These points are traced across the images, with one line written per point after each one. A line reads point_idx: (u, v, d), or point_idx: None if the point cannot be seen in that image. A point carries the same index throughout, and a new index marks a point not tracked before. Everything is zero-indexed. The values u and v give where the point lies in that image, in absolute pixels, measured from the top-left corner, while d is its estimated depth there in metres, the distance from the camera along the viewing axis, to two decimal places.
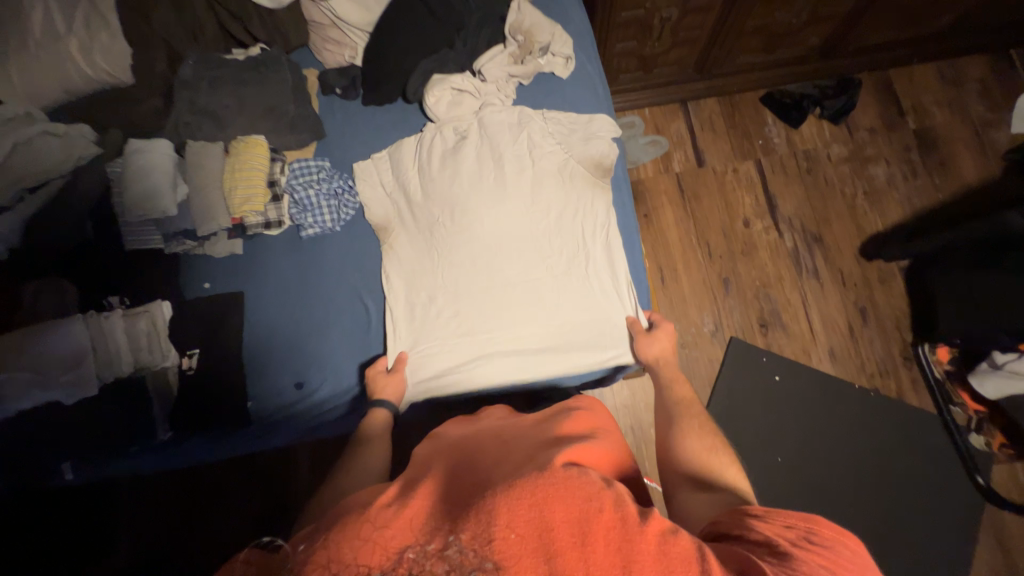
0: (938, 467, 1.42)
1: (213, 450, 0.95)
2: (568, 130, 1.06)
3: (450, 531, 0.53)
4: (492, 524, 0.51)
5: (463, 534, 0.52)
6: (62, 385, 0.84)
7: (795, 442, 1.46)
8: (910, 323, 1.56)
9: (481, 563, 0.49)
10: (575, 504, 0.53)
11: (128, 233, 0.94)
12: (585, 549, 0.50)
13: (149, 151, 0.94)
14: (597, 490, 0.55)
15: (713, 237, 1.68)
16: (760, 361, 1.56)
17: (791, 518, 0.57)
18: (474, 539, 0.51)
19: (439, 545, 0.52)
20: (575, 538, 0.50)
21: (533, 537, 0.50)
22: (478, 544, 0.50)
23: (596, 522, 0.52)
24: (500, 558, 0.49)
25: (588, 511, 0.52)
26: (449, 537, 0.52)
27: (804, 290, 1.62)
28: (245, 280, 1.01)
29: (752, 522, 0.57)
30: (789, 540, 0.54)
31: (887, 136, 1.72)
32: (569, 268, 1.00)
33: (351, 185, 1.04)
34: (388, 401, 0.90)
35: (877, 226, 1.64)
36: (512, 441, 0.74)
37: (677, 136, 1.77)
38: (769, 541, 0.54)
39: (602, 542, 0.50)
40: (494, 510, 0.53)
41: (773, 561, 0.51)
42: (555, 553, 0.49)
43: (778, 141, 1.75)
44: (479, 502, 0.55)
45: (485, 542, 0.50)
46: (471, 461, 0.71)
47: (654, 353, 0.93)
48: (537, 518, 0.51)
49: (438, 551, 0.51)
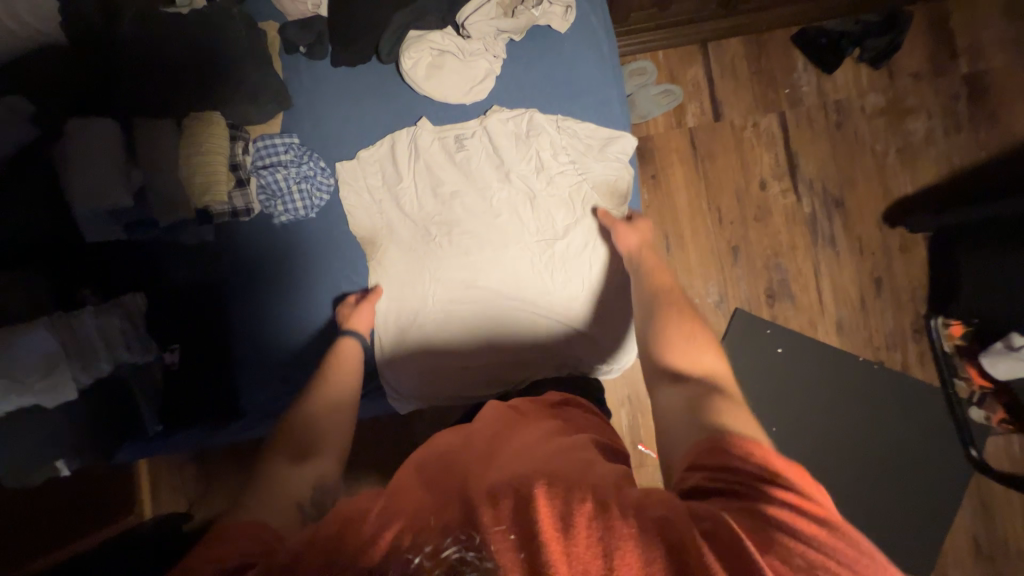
0: (933, 439, 1.42)
1: (205, 438, 0.96)
2: (585, 149, 0.94)
3: (451, 519, 0.48)
4: (479, 516, 0.47)
5: (456, 527, 0.47)
6: (38, 390, 0.79)
7: (792, 413, 1.46)
8: (926, 294, 1.49)
9: (483, 561, 0.44)
10: (558, 494, 0.48)
11: (87, 226, 0.87)
12: (568, 544, 0.44)
13: (85, 133, 0.84)
14: (586, 481, 0.50)
15: (725, 201, 1.56)
16: (764, 333, 1.51)
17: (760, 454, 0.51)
18: (473, 541, 0.45)
19: (437, 546, 0.46)
20: (558, 527, 0.45)
21: (514, 535, 0.45)
22: (467, 543, 0.45)
23: (579, 512, 0.46)
24: (502, 559, 0.44)
25: (571, 502, 0.47)
26: (444, 538, 0.46)
27: (817, 258, 1.53)
28: (219, 272, 0.95)
29: (716, 462, 0.52)
30: (759, 481, 0.49)
31: (933, 83, 1.52)
32: (576, 303, 0.93)
33: (323, 167, 0.94)
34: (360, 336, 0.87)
35: (906, 189, 1.51)
36: (512, 431, 0.67)
37: (693, 84, 1.58)
38: (736, 486, 0.49)
39: (583, 532, 0.45)
40: (477, 507, 0.48)
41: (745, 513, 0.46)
42: (539, 545, 0.44)
43: (807, 89, 1.56)
44: (468, 497, 0.50)
45: (477, 543, 0.45)
46: (469, 447, 0.63)
47: (631, 241, 0.89)
48: (515, 505, 0.47)
49: (434, 555, 0.45)
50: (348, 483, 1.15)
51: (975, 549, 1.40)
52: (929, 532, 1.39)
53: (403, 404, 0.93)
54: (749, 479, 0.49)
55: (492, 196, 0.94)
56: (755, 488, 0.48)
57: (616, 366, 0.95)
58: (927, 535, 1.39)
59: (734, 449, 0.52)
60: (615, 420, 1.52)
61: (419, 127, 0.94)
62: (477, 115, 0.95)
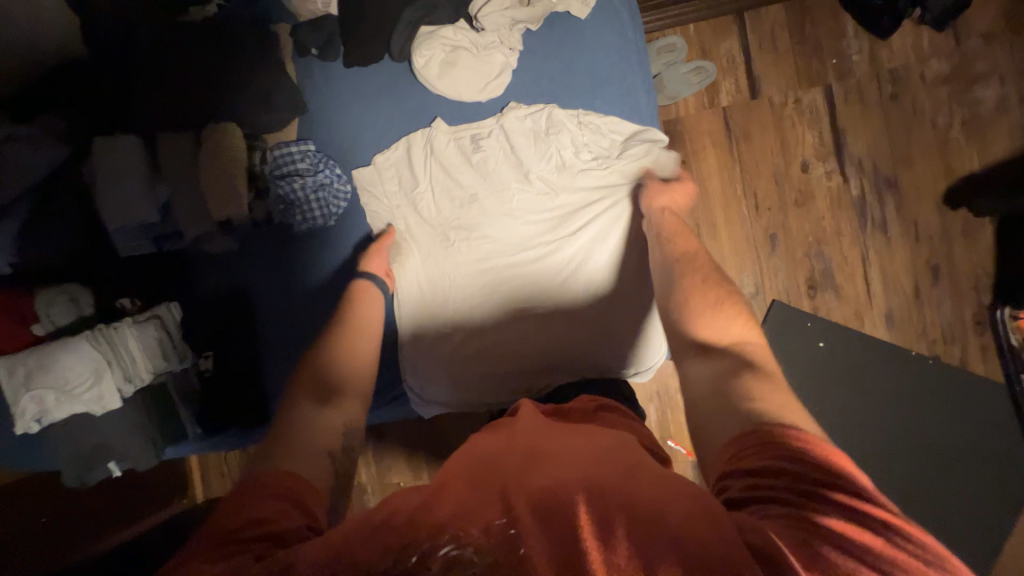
0: (994, 440, 1.31)
1: (243, 440, 0.98)
2: (610, 145, 0.89)
3: (469, 512, 0.47)
4: (513, 506, 0.46)
5: (479, 521, 0.46)
6: (87, 399, 0.86)
7: (837, 411, 1.37)
8: (991, 282, 1.36)
9: (483, 559, 0.43)
10: (605, 502, 0.46)
11: (120, 242, 0.89)
12: (607, 553, 0.42)
13: (110, 152, 0.86)
14: (637, 485, 0.48)
15: (763, 185, 1.46)
16: (803, 326, 1.42)
17: (805, 456, 0.46)
18: (481, 535, 0.45)
19: (433, 542, 0.45)
20: (597, 534, 0.43)
21: (551, 538, 0.43)
22: (491, 537, 0.44)
23: (619, 517, 0.44)
24: (503, 553, 0.43)
25: (615, 508, 0.45)
26: (440, 536, 0.45)
27: (866, 245, 1.42)
28: (244, 282, 0.97)
29: (752, 466, 0.47)
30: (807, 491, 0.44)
31: (1008, 44, 1.35)
32: (601, 307, 0.89)
33: (339, 174, 0.92)
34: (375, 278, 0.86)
35: (971, 166, 1.36)
36: (547, 423, 0.62)
37: (727, 59, 1.46)
38: (776, 495, 0.44)
39: (626, 540, 0.42)
40: (512, 498, 0.47)
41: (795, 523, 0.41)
42: (581, 554, 0.42)
43: (857, 59, 1.41)
44: (497, 496, 0.48)
45: (501, 538, 0.44)
46: (517, 438, 0.58)
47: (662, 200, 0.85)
48: (550, 513, 0.45)
49: (430, 554, 0.44)
50: (380, 479, 1.18)
51: None
52: (988, 539, 1.30)
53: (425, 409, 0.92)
54: (794, 485, 0.44)
55: (511, 195, 0.90)
56: (799, 496, 0.43)
57: (643, 369, 0.90)
58: (985, 541, 1.30)
59: (776, 449, 0.47)
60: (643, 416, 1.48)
61: (435, 129, 0.91)
62: (494, 113, 0.91)
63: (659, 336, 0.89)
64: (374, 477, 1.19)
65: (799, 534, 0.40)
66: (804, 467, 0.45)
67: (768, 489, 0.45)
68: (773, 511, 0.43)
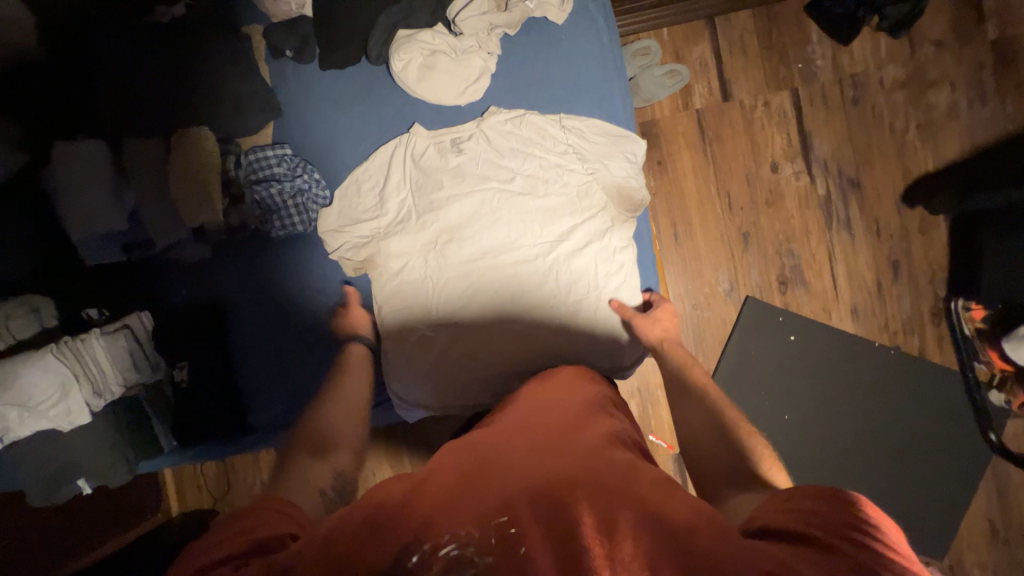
0: (949, 423, 1.40)
1: (223, 451, 0.97)
2: (592, 145, 0.90)
3: (471, 511, 0.49)
4: (514, 509, 0.49)
5: (478, 520, 0.48)
6: (53, 416, 0.81)
7: (806, 400, 1.45)
8: (946, 276, 1.44)
9: (480, 559, 0.45)
10: (601, 499, 0.50)
11: (87, 250, 0.85)
12: (611, 546, 0.45)
13: (74, 156, 0.82)
14: (627, 483, 0.53)
15: (735, 186, 1.50)
16: (775, 322, 1.48)
17: (869, 523, 0.46)
18: (478, 535, 0.47)
19: (434, 544, 0.46)
20: (599, 527, 0.47)
21: (552, 537, 0.46)
22: (492, 532, 0.47)
23: (622, 520, 0.47)
24: (500, 553, 0.45)
25: (615, 508, 0.49)
26: (442, 536, 0.47)
27: (832, 242, 1.48)
28: (221, 290, 0.94)
29: (797, 510, 0.49)
30: (835, 533, 0.46)
31: (958, 52, 1.43)
32: (584, 309, 0.90)
33: (318, 179, 0.90)
34: (364, 335, 0.91)
35: (926, 168, 1.44)
36: (537, 424, 0.67)
37: (700, 63, 1.50)
38: (816, 537, 0.46)
39: (630, 538, 0.46)
40: (514, 498, 0.51)
41: (817, 556, 0.44)
42: (582, 553, 0.45)
43: (821, 64, 1.48)
44: (489, 490, 0.52)
45: (499, 539, 0.46)
46: (511, 440, 0.63)
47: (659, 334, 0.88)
48: (553, 511, 0.49)
49: (432, 553, 0.45)
50: (364, 486, 1.18)
51: (989, 533, 1.41)
52: (943, 518, 1.39)
53: (407, 415, 0.93)
54: (845, 541, 0.45)
55: (491, 199, 0.89)
56: (851, 550, 0.44)
57: (628, 363, 0.92)
58: (941, 519, 1.39)
59: (809, 497, 0.50)
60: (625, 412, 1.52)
61: (413, 133, 0.90)
62: (474, 117, 0.92)
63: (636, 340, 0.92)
64: (359, 481, 1.19)
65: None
66: (869, 537, 0.45)
67: (808, 532, 0.46)
68: (814, 553, 0.44)
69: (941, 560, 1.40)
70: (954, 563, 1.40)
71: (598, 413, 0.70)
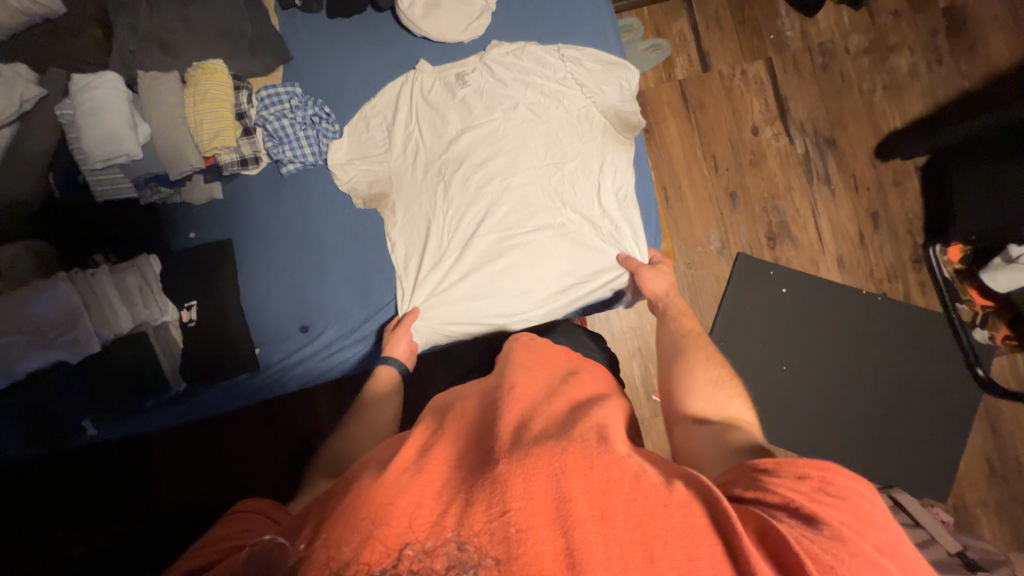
0: (938, 364, 1.46)
1: (231, 398, 0.96)
2: (590, 72, 0.97)
3: (466, 505, 0.48)
4: (504, 495, 0.47)
5: (482, 516, 0.46)
6: (62, 345, 0.82)
7: (800, 350, 1.49)
8: (922, 224, 1.51)
9: (481, 560, 0.43)
10: (594, 481, 0.48)
11: (97, 181, 0.87)
12: (605, 524, 0.45)
13: (98, 87, 0.84)
14: (618, 460, 0.51)
15: (719, 148, 1.58)
16: (767, 275, 1.53)
17: (837, 490, 0.48)
18: (477, 531, 0.45)
19: (436, 542, 0.46)
20: (594, 511, 0.46)
21: (552, 512, 0.46)
22: (492, 527, 0.45)
23: (616, 495, 0.47)
24: (500, 552, 0.43)
25: (608, 482, 0.48)
26: (446, 534, 0.46)
27: (814, 198, 1.56)
28: (232, 228, 0.96)
29: (770, 482, 0.51)
30: (805, 495, 0.48)
31: (913, 20, 1.55)
32: (589, 227, 0.95)
33: (328, 113, 0.96)
34: (397, 359, 0.88)
35: (895, 124, 1.54)
36: (525, 385, 0.67)
37: (680, 38, 1.60)
38: (795, 503, 0.48)
39: (623, 516, 0.45)
40: (504, 479, 0.49)
41: (794, 522, 0.46)
42: (571, 524, 0.44)
43: (790, 35, 1.59)
44: (490, 468, 0.51)
45: (499, 537, 0.44)
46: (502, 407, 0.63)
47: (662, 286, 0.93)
48: (552, 485, 0.48)
49: (433, 550, 0.45)
50: None
51: (989, 472, 1.43)
52: (942, 459, 1.43)
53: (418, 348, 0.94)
54: (820, 510, 0.47)
55: (496, 126, 0.96)
56: (821, 511, 0.47)
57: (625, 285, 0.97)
58: (940, 460, 1.43)
59: (771, 468, 0.53)
60: (627, 373, 1.52)
61: (419, 69, 0.98)
62: (475, 53, 0.99)
63: (640, 261, 0.96)
64: None
65: (827, 545, 0.44)
66: (838, 502, 0.47)
67: (788, 501, 0.48)
68: (800, 523, 0.46)
69: (945, 500, 1.42)
70: (958, 505, 1.42)
71: (591, 387, 0.72)
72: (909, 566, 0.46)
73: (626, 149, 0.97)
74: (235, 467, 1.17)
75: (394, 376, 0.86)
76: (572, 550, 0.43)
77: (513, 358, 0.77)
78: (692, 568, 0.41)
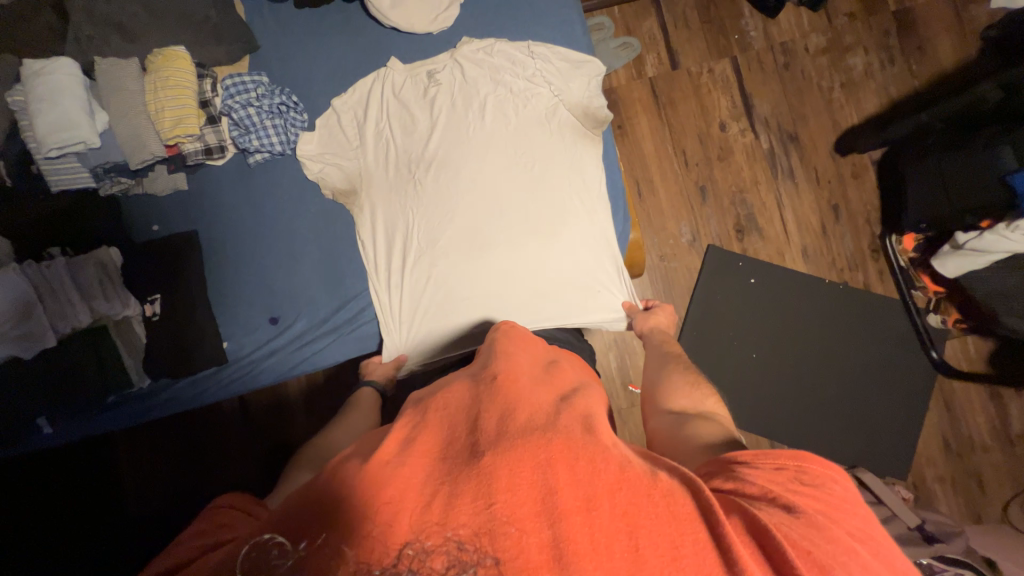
0: (897, 348, 1.53)
1: (197, 392, 0.94)
2: (558, 69, 1.00)
3: (451, 499, 0.48)
4: (490, 487, 0.48)
5: (472, 514, 0.46)
6: (14, 340, 0.79)
7: (770, 339, 1.54)
8: (879, 215, 1.59)
9: (480, 558, 0.43)
10: (580, 472, 0.49)
11: (50, 171, 0.85)
12: (591, 513, 0.46)
13: (51, 73, 0.82)
14: (603, 451, 0.52)
15: (689, 143, 1.62)
16: (736, 266, 1.58)
17: (811, 478, 0.51)
18: (475, 530, 0.45)
19: (435, 541, 0.45)
20: (581, 502, 0.47)
21: (540, 506, 0.47)
22: (482, 522, 0.45)
23: (601, 485, 0.48)
24: (493, 548, 0.44)
25: (594, 474, 0.49)
26: (444, 532, 0.45)
27: (779, 191, 1.62)
28: (197, 219, 0.95)
29: (749, 472, 0.51)
30: (781, 485, 0.50)
31: (867, 21, 1.63)
32: (562, 222, 0.96)
33: (295, 102, 0.95)
34: (376, 380, 0.92)
35: (851, 120, 1.62)
36: (498, 367, 0.68)
37: (649, 37, 1.64)
38: (774, 493, 0.49)
39: (608, 506, 0.47)
40: (489, 472, 0.49)
41: (771, 508, 0.48)
42: (559, 516, 0.46)
43: (754, 35, 1.65)
44: (475, 459, 0.51)
45: (488, 534, 0.45)
46: (480, 392, 0.63)
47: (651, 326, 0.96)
48: (540, 478, 0.49)
49: (430, 548, 0.44)
50: None
51: (945, 449, 1.51)
52: (903, 438, 1.49)
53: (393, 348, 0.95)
54: (795, 500, 0.48)
55: (467, 124, 0.97)
56: (796, 498, 0.49)
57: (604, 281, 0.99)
58: (901, 438, 1.49)
59: (750, 459, 0.53)
60: (604, 364, 1.55)
61: (390, 68, 0.98)
62: (446, 51, 1.00)
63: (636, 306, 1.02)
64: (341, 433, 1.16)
65: (806, 533, 0.45)
66: (812, 490, 0.50)
67: (767, 491, 0.49)
68: (779, 510, 0.47)
69: (905, 478, 1.48)
70: (918, 481, 1.49)
71: (563, 371, 0.73)
72: (883, 548, 0.48)
73: (594, 141, 1.00)
74: (208, 465, 1.14)
75: (376, 395, 0.91)
76: (560, 541, 0.44)
77: (491, 346, 0.76)
78: (675, 557, 0.43)
